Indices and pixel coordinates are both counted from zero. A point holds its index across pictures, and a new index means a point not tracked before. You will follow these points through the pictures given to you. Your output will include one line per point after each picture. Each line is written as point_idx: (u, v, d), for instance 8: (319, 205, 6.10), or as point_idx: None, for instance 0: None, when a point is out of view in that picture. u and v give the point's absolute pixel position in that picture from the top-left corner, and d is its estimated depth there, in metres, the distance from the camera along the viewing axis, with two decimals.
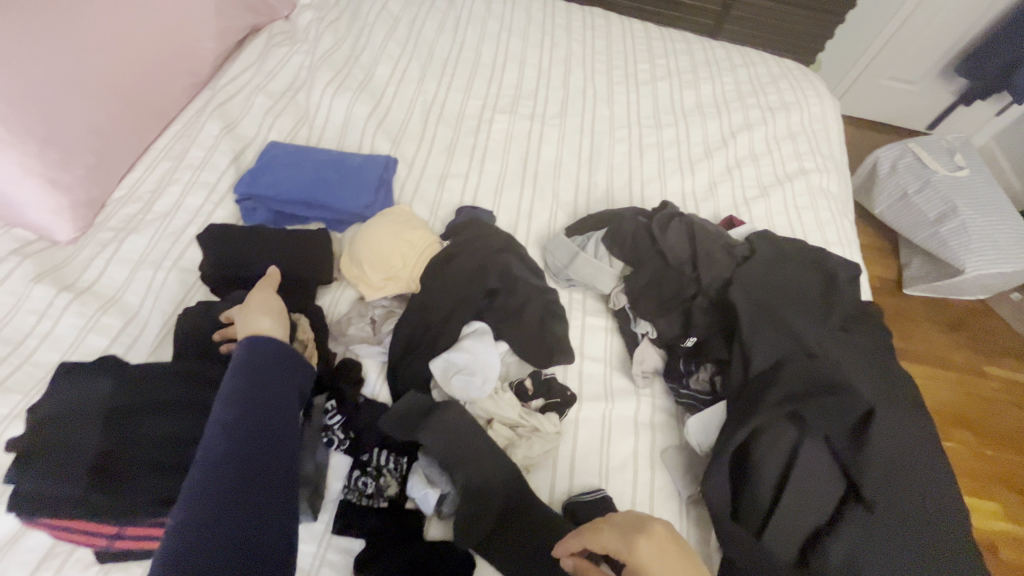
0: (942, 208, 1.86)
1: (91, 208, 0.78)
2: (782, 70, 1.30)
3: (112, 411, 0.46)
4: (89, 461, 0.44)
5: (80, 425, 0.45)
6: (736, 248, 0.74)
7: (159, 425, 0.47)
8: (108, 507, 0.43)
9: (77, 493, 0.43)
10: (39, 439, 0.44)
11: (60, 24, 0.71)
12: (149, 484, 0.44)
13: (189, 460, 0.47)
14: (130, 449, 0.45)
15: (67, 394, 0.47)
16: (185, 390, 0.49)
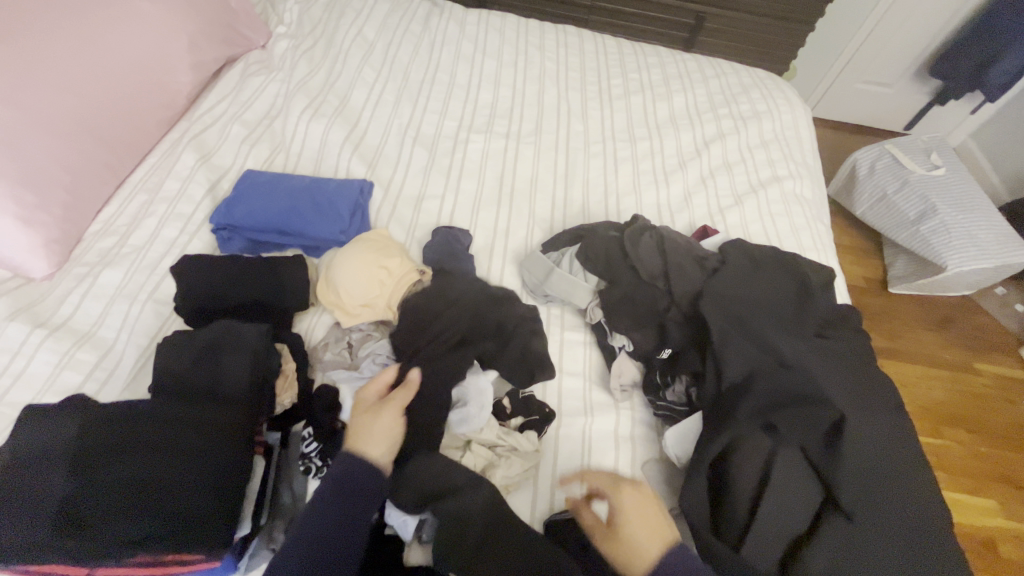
0: (921, 207, 1.88)
1: (66, 243, 0.78)
2: (753, 79, 1.32)
3: (75, 455, 0.46)
4: (52, 508, 0.44)
5: (43, 469, 0.45)
6: (708, 260, 0.75)
7: (124, 468, 0.46)
8: (66, 555, 0.43)
9: (41, 542, 0.43)
10: (7, 486, 0.44)
11: (30, 66, 0.72)
12: (113, 530, 0.44)
13: (153, 502, 0.46)
14: (92, 495, 0.45)
15: (33, 438, 0.46)
16: (151, 430, 0.49)
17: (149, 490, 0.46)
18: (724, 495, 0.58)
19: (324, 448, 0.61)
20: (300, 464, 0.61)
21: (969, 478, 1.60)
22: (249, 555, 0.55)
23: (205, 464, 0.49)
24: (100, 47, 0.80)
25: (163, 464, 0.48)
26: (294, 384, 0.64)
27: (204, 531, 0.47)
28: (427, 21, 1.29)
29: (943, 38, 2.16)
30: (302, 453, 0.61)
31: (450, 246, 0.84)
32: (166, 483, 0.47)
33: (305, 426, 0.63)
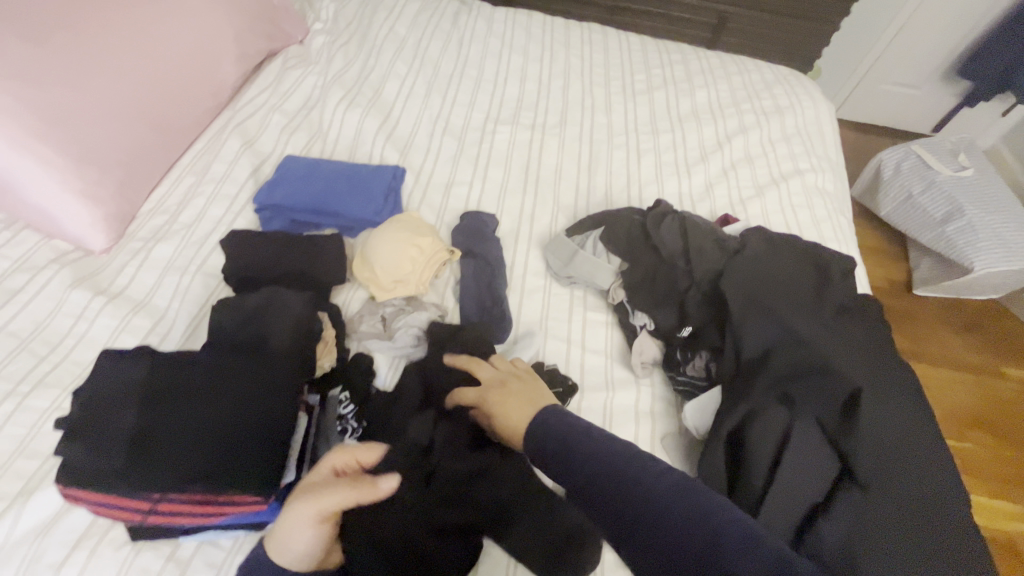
0: (948, 208, 1.86)
1: (123, 220, 0.84)
2: (776, 76, 1.34)
3: (142, 395, 0.51)
4: (123, 440, 0.49)
5: (117, 406, 0.50)
6: (728, 241, 0.77)
7: (183, 410, 0.51)
8: (136, 482, 0.48)
9: (115, 467, 0.48)
10: (85, 417, 0.49)
11: (95, 54, 0.78)
12: (175, 462, 0.48)
13: (209, 443, 0.50)
14: (157, 430, 0.49)
15: (106, 378, 0.52)
16: (208, 379, 0.53)
17: (207, 432, 0.51)
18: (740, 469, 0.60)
19: (360, 411, 0.66)
20: (337, 425, 0.65)
21: (994, 482, 1.57)
22: None
23: (255, 413, 0.53)
24: (155, 38, 0.85)
25: (219, 410, 0.52)
26: (334, 349, 0.69)
27: (255, 474, 0.51)
28: (456, 19, 1.33)
29: (973, 38, 2.13)
30: (340, 415, 0.65)
31: (477, 229, 0.87)
32: (218, 427, 0.51)
33: (342, 390, 0.67)
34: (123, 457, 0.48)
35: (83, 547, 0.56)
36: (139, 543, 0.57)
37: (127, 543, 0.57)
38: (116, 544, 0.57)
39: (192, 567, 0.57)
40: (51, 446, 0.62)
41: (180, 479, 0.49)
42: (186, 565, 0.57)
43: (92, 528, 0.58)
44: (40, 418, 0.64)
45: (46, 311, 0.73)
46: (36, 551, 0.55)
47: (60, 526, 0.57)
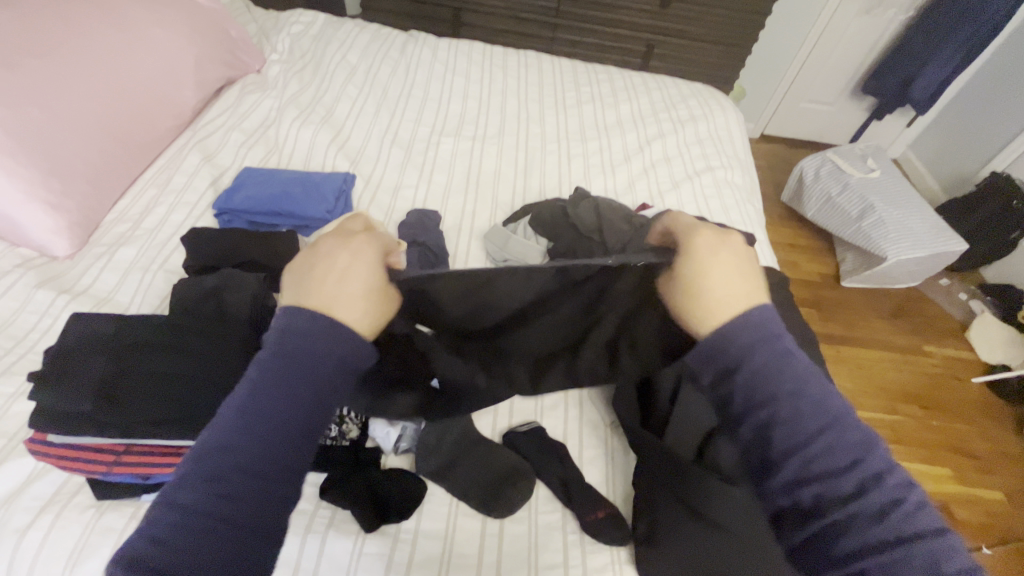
0: (860, 206, 2.03)
1: (86, 228, 0.89)
2: (692, 91, 1.51)
3: (111, 349, 0.60)
4: (92, 387, 0.57)
5: (89, 359, 0.58)
6: (636, 217, 0.90)
7: (148, 361, 0.60)
8: (104, 423, 0.56)
9: (84, 411, 0.56)
10: (56, 369, 0.58)
11: (60, 77, 0.86)
12: (139, 405, 0.57)
13: (169, 389, 0.58)
14: (123, 378, 0.58)
15: (77, 337, 0.60)
16: (170, 336, 0.62)
17: (168, 383, 0.59)
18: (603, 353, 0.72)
19: None
20: None
21: (925, 449, 1.66)
22: None
23: (212, 363, 0.61)
24: (118, 65, 0.94)
25: (179, 363, 0.60)
26: None
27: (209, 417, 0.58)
28: (404, 48, 1.47)
29: (872, 59, 2.38)
30: None
31: (421, 222, 0.97)
32: (177, 375, 0.59)
33: None
34: (94, 402, 0.56)
35: (47, 512, 0.60)
36: (104, 505, 0.62)
37: (91, 507, 0.61)
38: (80, 507, 0.61)
39: None
40: (17, 425, 0.66)
41: (143, 421, 0.57)
42: None
43: (57, 495, 0.62)
44: (7, 401, 0.68)
45: (11, 309, 0.78)
46: (2, 516, 0.59)
47: (26, 493, 0.61)
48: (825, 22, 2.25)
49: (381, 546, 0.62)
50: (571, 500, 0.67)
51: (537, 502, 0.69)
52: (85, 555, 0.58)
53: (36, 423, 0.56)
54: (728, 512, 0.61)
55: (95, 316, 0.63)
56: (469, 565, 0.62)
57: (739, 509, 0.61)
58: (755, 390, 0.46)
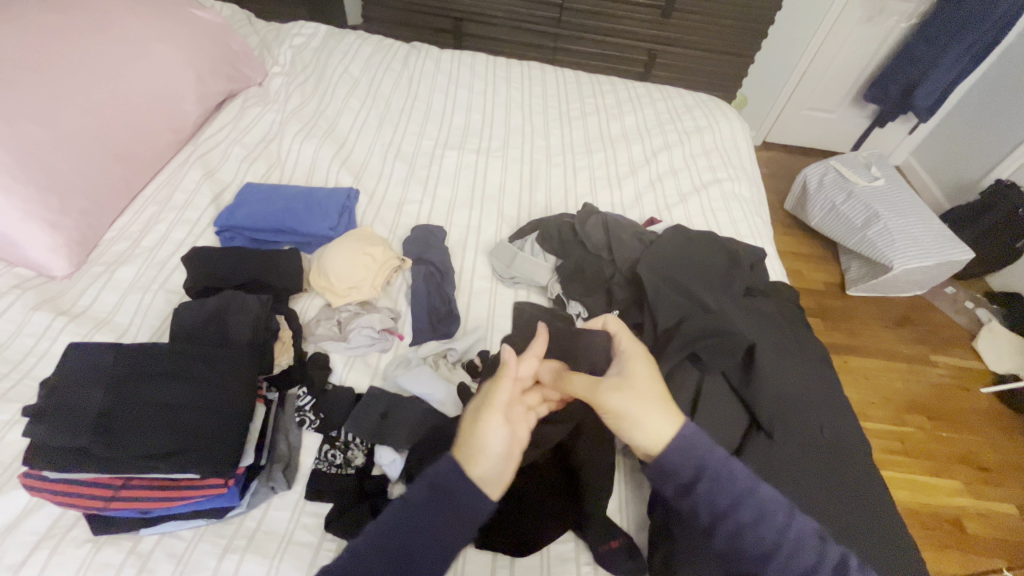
0: (866, 214, 1.97)
1: (84, 247, 0.88)
2: (696, 101, 1.50)
3: (111, 379, 0.59)
4: (92, 417, 0.56)
5: (86, 392, 0.58)
6: (646, 233, 0.89)
7: (151, 390, 0.59)
8: (101, 457, 0.55)
9: (83, 444, 0.55)
10: (53, 401, 0.57)
11: (55, 92, 0.84)
12: (140, 440, 0.56)
13: (171, 421, 0.58)
14: (123, 409, 0.58)
15: (73, 368, 0.60)
16: (172, 364, 0.62)
17: (171, 412, 0.58)
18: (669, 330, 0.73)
19: (316, 404, 0.72)
20: (296, 417, 0.71)
21: (935, 461, 1.56)
22: (250, 493, 0.64)
23: (215, 393, 0.61)
24: (119, 81, 0.93)
25: (184, 390, 0.60)
26: (290, 349, 0.76)
27: (209, 453, 0.57)
28: (406, 60, 1.46)
29: (874, 67, 2.37)
30: (297, 408, 0.72)
31: (426, 238, 0.95)
32: (182, 405, 0.59)
33: (300, 387, 0.74)
34: (96, 433, 0.55)
35: (42, 548, 0.58)
36: (101, 539, 0.59)
37: (87, 542, 0.59)
38: (76, 542, 0.59)
39: (153, 558, 0.59)
40: (12, 456, 0.64)
41: (144, 450, 0.56)
42: (148, 556, 0.59)
43: (53, 529, 0.60)
44: (1, 430, 0.66)
45: (6, 332, 0.76)
46: None
47: (20, 529, 0.59)
48: (827, 30, 2.24)
49: None
50: (585, 530, 0.65)
51: None
52: None
53: (29, 460, 0.54)
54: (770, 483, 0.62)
55: (92, 344, 0.62)
56: None
57: None
58: (666, 482, 0.51)
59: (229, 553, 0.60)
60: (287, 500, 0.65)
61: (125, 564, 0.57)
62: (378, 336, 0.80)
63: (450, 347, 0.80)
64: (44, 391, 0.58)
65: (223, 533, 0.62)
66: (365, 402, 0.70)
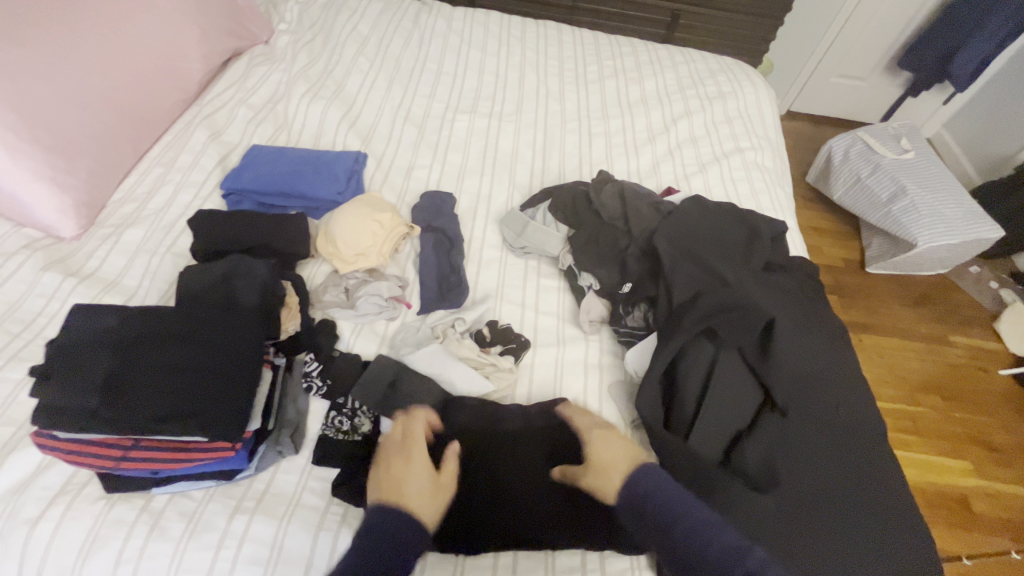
0: (892, 189, 1.89)
1: (91, 208, 0.87)
2: (720, 65, 1.43)
3: (117, 343, 0.59)
4: (99, 380, 0.57)
5: (96, 353, 0.58)
6: (663, 203, 0.84)
7: (157, 355, 0.59)
8: (109, 419, 0.55)
9: (92, 407, 0.55)
10: (60, 362, 0.57)
11: (57, 46, 0.82)
12: (147, 404, 0.56)
13: (177, 386, 0.58)
14: (130, 373, 0.58)
15: (78, 330, 0.60)
16: (178, 330, 0.62)
17: (177, 378, 0.58)
18: (683, 303, 0.71)
19: (324, 370, 0.72)
20: (303, 382, 0.71)
21: (944, 441, 1.54)
22: (259, 456, 0.64)
23: (223, 359, 0.61)
24: (122, 35, 0.90)
25: (193, 354, 0.60)
26: (297, 313, 0.75)
27: (215, 416, 0.57)
28: (417, 18, 1.40)
29: (912, 31, 2.23)
30: (306, 374, 0.72)
31: (435, 206, 0.93)
32: (188, 371, 0.59)
33: (307, 352, 0.74)
34: (108, 393, 0.56)
35: (57, 504, 0.60)
36: (113, 497, 0.61)
37: (101, 498, 0.61)
38: (91, 499, 0.60)
39: (165, 516, 0.60)
40: (26, 414, 0.65)
41: (154, 411, 0.56)
42: (160, 514, 0.60)
43: (66, 486, 0.61)
44: (15, 388, 0.67)
45: (18, 292, 0.76)
46: (15, 506, 0.59)
47: (37, 483, 0.60)
48: None
49: None
50: None
51: None
52: (97, 547, 0.58)
53: (38, 421, 0.55)
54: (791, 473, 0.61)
55: (100, 308, 0.62)
56: (484, 565, 0.60)
57: (767, 517, 0.59)
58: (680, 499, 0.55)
59: (238, 514, 0.61)
60: (294, 464, 0.66)
61: (139, 521, 0.59)
62: (386, 305, 0.80)
63: (458, 317, 0.78)
64: (51, 352, 0.58)
65: (233, 494, 0.63)
66: (373, 370, 0.70)
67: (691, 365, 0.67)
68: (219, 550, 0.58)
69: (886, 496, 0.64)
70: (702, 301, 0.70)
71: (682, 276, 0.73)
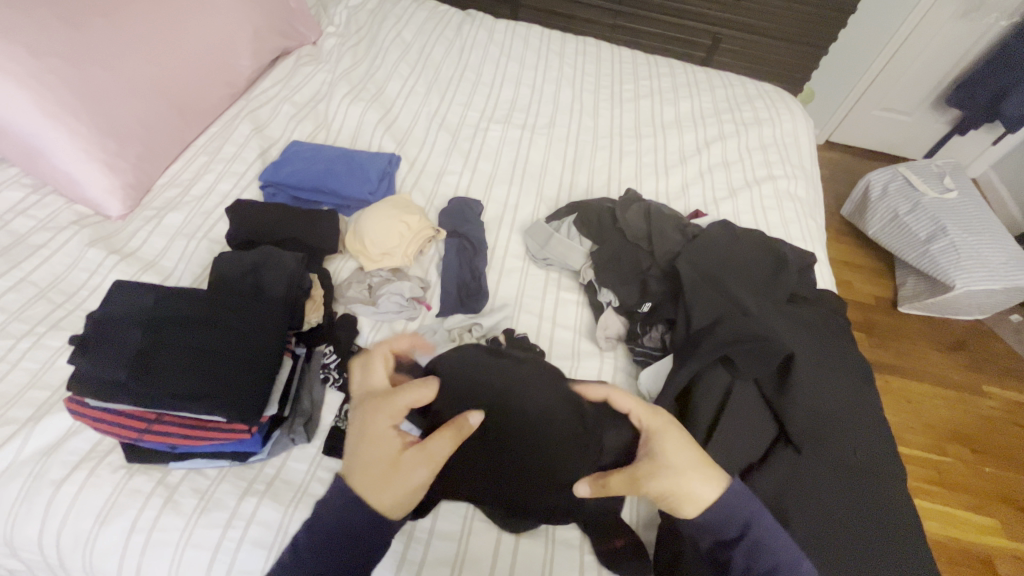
0: (931, 227, 1.83)
1: (138, 190, 0.91)
2: (759, 92, 1.42)
3: (150, 319, 0.62)
4: (129, 354, 0.59)
5: (125, 330, 0.61)
6: (688, 227, 0.84)
7: (185, 335, 0.62)
8: (136, 393, 0.58)
9: (121, 379, 0.58)
10: (98, 333, 0.60)
11: (122, 37, 0.87)
12: (171, 382, 0.58)
13: (202, 367, 0.60)
14: (159, 350, 0.60)
15: (117, 303, 0.63)
16: (208, 313, 0.64)
17: (201, 360, 0.61)
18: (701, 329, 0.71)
19: (342, 363, 0.73)
20: (321, 373, 0.73)
21: (970, 494, 1.47)
22: (272, 441, 0.66)
23: (247, 346, 0.63)
24: (180, 29, 0.95)
25: (214, 339, 0.62)
26: (321, 307, 0.77)
27: (230, 401, 0.59)
28: (459, 28, 1.44)
29: (963, 69, 2.17)
30: (323, 366, 0.73)
31: (462, 211, 0.94)
32: (213, 354, 0.61)
33: (327, 344, 0.75)
34: (131, 373, 0.58)
35: (81, 468, 0.63)
36: (132, 468, 0.63)
37: (121, 468, 0.63)
38: (112, 467, 0.63)
39: (179, 491, 0.62)
40: (60, 381, 0.69)
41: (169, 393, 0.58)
42: (174, 489, 0.62)
43: (90, 453, 0.64)
44: (53, 355, 0.71)
45: (64, 265, 0.81)
46: (42, 467, 0.62)
47: (65, 448, 0.64)
48: (913, 26, 2.07)
49: (395, 542, 0.61)
50: (586, 520, 0.64)
51: (556, 515, 0.65)
52: (115, 514, 0.60)
53: (72, 388, 0.58)
54: (804, 509, 0.60)
55: (131, 286, 0.65)
56: (482, 572, 0.60)
57: None
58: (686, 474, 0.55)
59: (248, 496, 0.63)
60: (305, 453, 0.67)
61: (154, 494, 0.61)
62: (406, 305, 0.81)
63: (475, 321, 0.79)
64: (89, 322, 0.61)
65: (245, 476, 0.64)
66: None
67: (707, 392, 0.66)
68: (227, 529, 0.60)
69: (908, 545, 0.61)
70: (719, 329, 0.69)
71: (704, 301, 0.72)
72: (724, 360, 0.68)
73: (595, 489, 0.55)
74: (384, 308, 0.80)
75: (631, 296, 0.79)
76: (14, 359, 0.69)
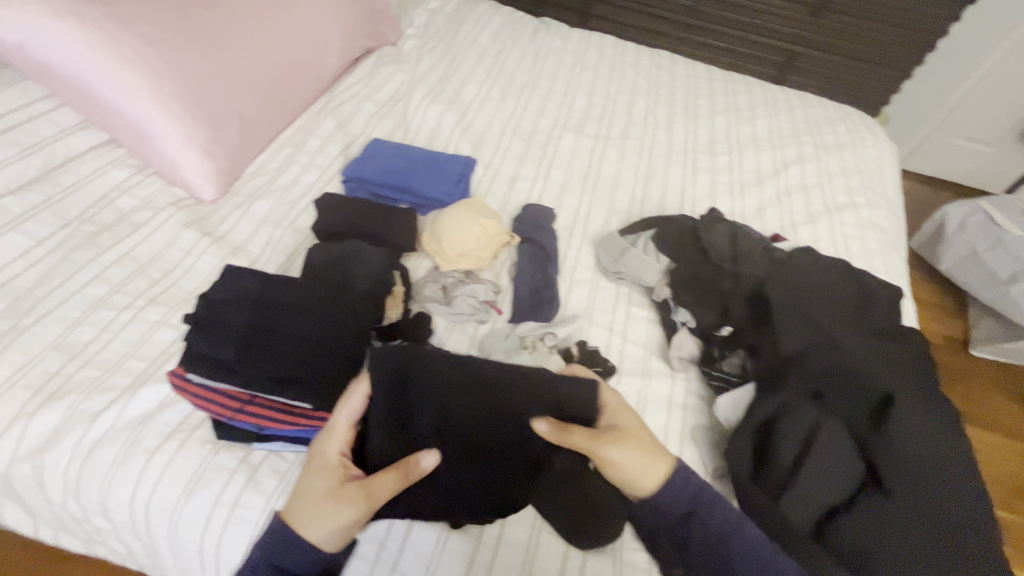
0: (1015, 267, 1.71)
1: (229, 177, 0.95)
2: (840, 114, 1.36)
3: (257, 303, 0.65)
4: (237, 336, 0.62)
5: (234, 313, 0.64)
6: (775, 250, 0.82)
7: (287, 323, 0.64)
8: (241, 373, 0.61)
9: (229, 359, 0.61)
10: (210, 312, 0.63)
11: (227, 32, 0.92)
12: (274, 368, 0.61)
13: (302, 356, 0.63)
14: (264, 335, 0.63)
15: (226, 284, 0.66)
16: (308, 302, 0.66)
17: (301, 349, 0.63)
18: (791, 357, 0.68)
19: None
20: None
21: None
22: None
23: (343, 339, 0.65)
24: (279, 27, 0.99)
25: (304, 331, 0.65)
26: (400, 303, 0.78)
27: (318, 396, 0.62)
28: (534, 35, 1.44)
29: None
30: None
31: (536, 218, 0.94)
32: (312, 344, 0.64)
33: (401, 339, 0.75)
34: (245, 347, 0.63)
35: (172, 439, 0.66)
36: (218, 444, 0.66)
37: (208, 443, 0.66)
38: (200, 441, 0.66)
39: (261, 471, 0.64)
40: (156, 353, 0.73)
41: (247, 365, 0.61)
42: (256, 468, 0.64)
43: (181, 425, 0.67)
44: (150, 328, 0.75)
45: (161, 243, 0.85)
46: (138, 435, 0.66)
47: (159, 418, 0.67)
48: (1008, 48, 1.97)
49: (463, 544, 0.62)
50: (657, 544, 0.62)
51: (625, 534, 0.64)
52: (201, 486, 0.63)
53: (184, 362, 0.61)
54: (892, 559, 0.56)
55: (244, 269, 0.68)
56: None
57: None
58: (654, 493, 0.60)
59: None
60: None
61: (237, 471, 0.64)
62: (479, 308, 0.81)
63: (548, 330, 0.79)
64: (202, 300, 0.65)
65: None
66: None
67: (794, 422, 0.63)
68: None
69: None
70: (808, 362, 0.68)
71: (795, 330, 0.70)
72: (814, 393, 0.66)
73: (553, 429, 0.59)
74: (457, 310, 0.81)
75: (710, 318, 0.77)
76: (116, 330, 0.74)
